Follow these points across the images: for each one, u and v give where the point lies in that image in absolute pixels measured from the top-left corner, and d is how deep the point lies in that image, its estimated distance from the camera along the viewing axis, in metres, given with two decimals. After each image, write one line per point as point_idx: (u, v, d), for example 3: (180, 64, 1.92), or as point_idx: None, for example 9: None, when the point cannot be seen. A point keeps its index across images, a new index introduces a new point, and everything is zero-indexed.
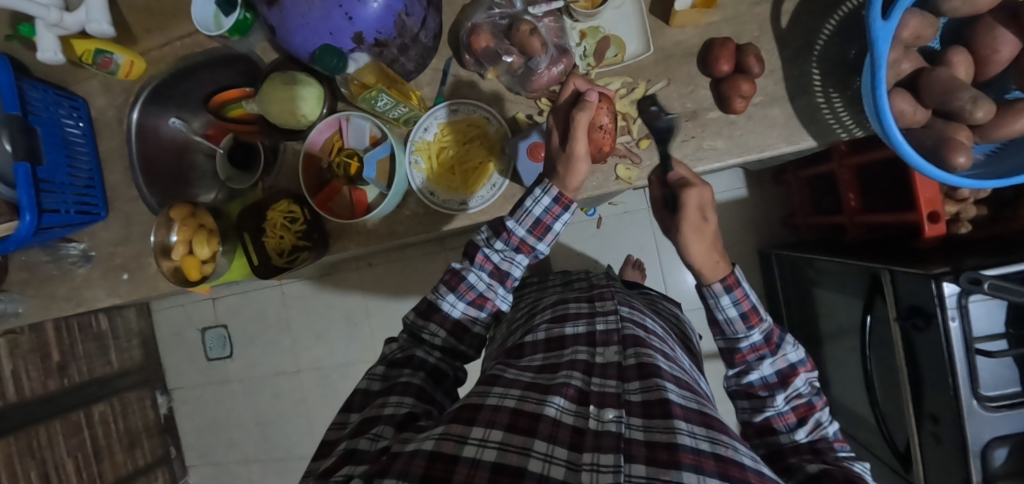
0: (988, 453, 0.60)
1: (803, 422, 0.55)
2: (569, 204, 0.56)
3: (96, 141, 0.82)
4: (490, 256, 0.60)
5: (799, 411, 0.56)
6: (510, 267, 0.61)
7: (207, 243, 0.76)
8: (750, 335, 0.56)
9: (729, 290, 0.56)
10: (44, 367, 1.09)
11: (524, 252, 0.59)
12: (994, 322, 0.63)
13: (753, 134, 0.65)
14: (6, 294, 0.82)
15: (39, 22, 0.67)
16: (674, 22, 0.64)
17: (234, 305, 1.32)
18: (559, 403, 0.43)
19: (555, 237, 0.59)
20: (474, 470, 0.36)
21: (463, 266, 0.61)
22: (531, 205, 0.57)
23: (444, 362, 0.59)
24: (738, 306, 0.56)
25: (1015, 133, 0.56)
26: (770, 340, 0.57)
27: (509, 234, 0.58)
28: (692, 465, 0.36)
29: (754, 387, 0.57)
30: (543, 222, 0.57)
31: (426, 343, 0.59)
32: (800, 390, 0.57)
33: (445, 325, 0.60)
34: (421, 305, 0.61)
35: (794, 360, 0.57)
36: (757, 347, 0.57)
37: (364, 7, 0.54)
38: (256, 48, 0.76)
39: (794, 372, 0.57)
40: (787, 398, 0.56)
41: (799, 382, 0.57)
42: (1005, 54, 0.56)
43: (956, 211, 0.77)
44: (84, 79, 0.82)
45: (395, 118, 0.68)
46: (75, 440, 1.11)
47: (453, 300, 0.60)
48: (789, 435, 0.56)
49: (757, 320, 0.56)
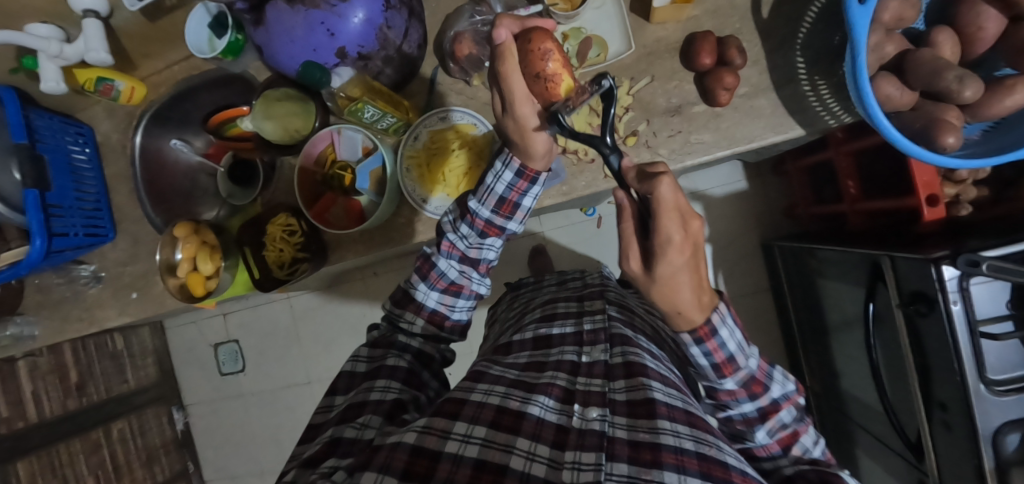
0: (999, 439, 0.59)
1: (787, 449, 0.55)
2: (536, 177, 0.54)
3: (102, 165, 0.85)
4: (456, 243, 0.58)
5: (782, 440, 0.55)
6: (481, 252, 0.60)
7: (211, 259, 0.78)
8: (724, 382, 0.51)
9: (699, 342, 0.47)
10: (63, 387, 1.13)
11: (493, 234, 0.58)
12: (997, 304, 0.62)
13: (739, 126, 0.65)
14: (23, 317, 0.85)
15: (41, 54, 0.70)
16: (654, 19, 0.65)
17: (245, 320, 1.35)
18: (543, 402, 0.44)
19: (525, 214, 0.57)
20: (456, 467, 0.37)
21: (434, 253, 0.60)
22: (492, 182, 0.55)
23: (428, 345, 0.60)
24: (709, 358, 0.48)
25: (1006, 110, 0.56)
26: (750, 384, 0.52)
27: (473, 217, 0.56)
28: (674, 465, 0.37)
29: (732, 421, 0.55)
30: (509, 200, 0.55)
31: (405, 330, 0.60)
32: (785, 421, 0.54)
33: (421, 314, 0.60)
34: (398, 295, 0.62)
35: (778, 395, 0.53)
36: (734, 391, 0.52)
37: (345, 22, 0.56)
38: (250, 67, 0.79)
39: (777, 407, 0.53)
40: (770, 431, 0.54)
41: (781, 414, 0.54)
42: (991, 30, 0.56)
43: (955, 193, 0.76)
44: (88, 106, 0.85)
45: (384, 128, 0.70)
46: (95, 457, 1.15)
47: (426, 290, 0.60)
48: (772, 460, 0.56)
49: (731, 370, 0.50)
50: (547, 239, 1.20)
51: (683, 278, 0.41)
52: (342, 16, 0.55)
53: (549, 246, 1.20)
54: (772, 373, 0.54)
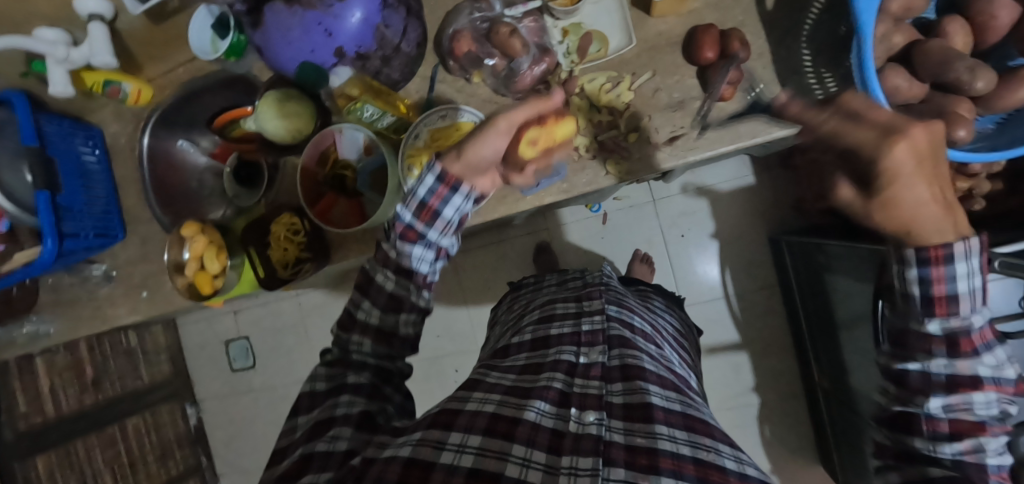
0: (1012, 439, 0.59)
1: (957, 438, 0.48)
2: (457, 182, 0.49)
3: (111, 166, 0.86)
4: (389, 251, 0.53)
5: (959, 428, 0.48)
6: (414, 264, 0.52)
7: (217, 259, 0.78)
8: (930, 323, 0.48)
9: (925, 264, 0.46)
10: (79, 384, 1.16)
11: (415, 242, 0.51)
12: (1011, 301, 0.61)
13: (743, 120, 0.64)
14: (39, 316, 0.87)
15: (49, 58, 0.71)
16: (655, 12, 0.64)
17: (255, 318, 1.37)
18: (539, 407, 0.44)
19: (451, 224, 0.51)
20: (450, 476, 0.38)
21: (370, 265, 0.54)
22: (416, 185, 0.50)
23: (385, 361, 0.55)
24: (925, 287, 0.47)
25: (1020, 101, 0.54)
26: (958, 338, 0.47)
27: (394, 221, 0.51)
28: (671, 470, 0.38)
29: (910, 377, 0.51)
30: (429, 206, 0.50)
31: (356, 352, 0.53)
32: (975, 404, 0.47)
33: (368, 335, 0.53)
34: (341, 317, 0.55)
35: (987, 372, 0.47)
36: (933, 340, 0.49)
37: (342, 22, 0.56)
38: (253, 68, 0.79)
39: (975, 384, 0.47)
40: (946, 407, 0.48)
41: (979, 396, 0.47)
42: (1004, 19, 0.54)
43: (969, 187, 0.74)
44: (97, 108, 0.86)
45: (384, 127, 0.70)
46: (111, 452, 1.19)
47: (368, 307, 0.53)
48: (931, 443, 0.49)
49: (944, 310, 0.47)
50: (553, 235, 1.19)
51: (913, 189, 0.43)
52: (339, 16, 0.55)
53: (554, 241, 1.19)
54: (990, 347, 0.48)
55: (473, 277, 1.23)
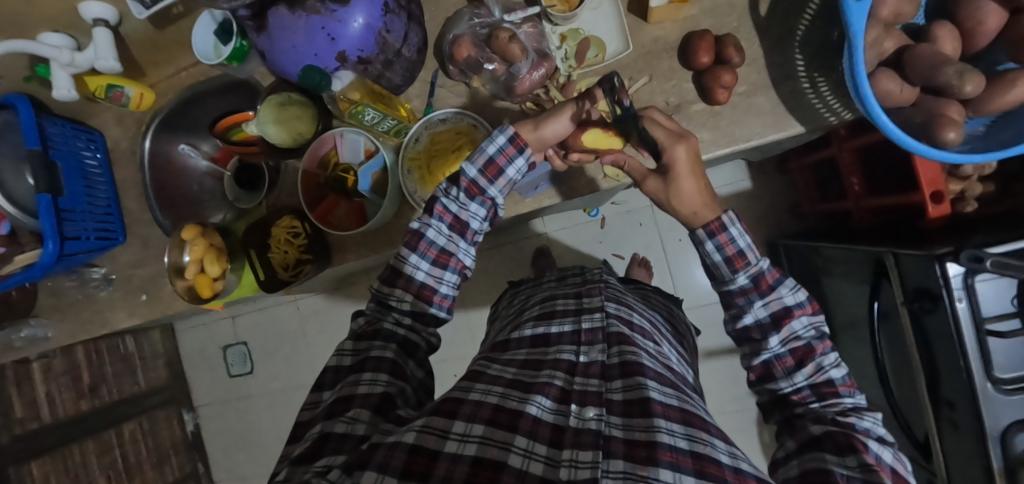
0: (1007, 439, 0.58)
1: (802, 365, 0.54)
2: (523, 146, 0.56)
3: (112, 170, 0.87)
4: (448, 206, 0.58)
5: (797, 355, 0.55)
6: (469, 218, 0.58)
7: (217, 262, 0.79)
8: (736, 278, 0.55)
9: (712, 236, 0.55)
10: (76, 388, 1.16)
11: (477, 197, 0.58)
12: (1004, 301, 0.61)
13: (738, 124, 0.65)
14: (38, 319, 0.87)
15: (53, 62, 0.71)
16: (651, 18, 0.65)
17: (253, 323, 1.37)
18: (540, 402, 0.44)
19: (509, 183, 0.58)
20: (454, 465, 0.38)
21: (422, 220, 0.59)
22: (485, 145, 0.57)
23: (414, 332, 0.59)
24: (722, 253, 0.55)
25: (1009, 104, 0.55)
26: (759, 282, 0.55)
27: (460, 176, 0.57)
28: (669, 462, 0.38)
29: (747, 329, 0.57)
30: (496, 163, 0.57)
31: (394, 310, 0.59)
32: (799, 333, 0.55)
33: (410, 289, 0.59)
34: (385, 272, 0.60)
35: (790, 302, 0.55)
36: (746, 289, 0.56)
37: (345, 27, 0.57)
38: (255, 72, 0.80)
39: (789, 314, 0.54)
40: (782, 340, 0.55)
41: (795, 324, 0.54)
42: (992, 24, 0.55)
43: (960, 190, 0.75)
44: (100, 112, 0.87)
45: (385, 131, 0.70)
46: (107, 458, 1.18)
47: (416, 260, 0.58)
48: (787, 378, 0.55)
49: (743, 265, 0.55)
50: (551, 240, 1.20)
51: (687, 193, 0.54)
52: (342, 20, 0.56)
53: (552, 245, 1.20)
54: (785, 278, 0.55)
55: (471, 281, 1.23)
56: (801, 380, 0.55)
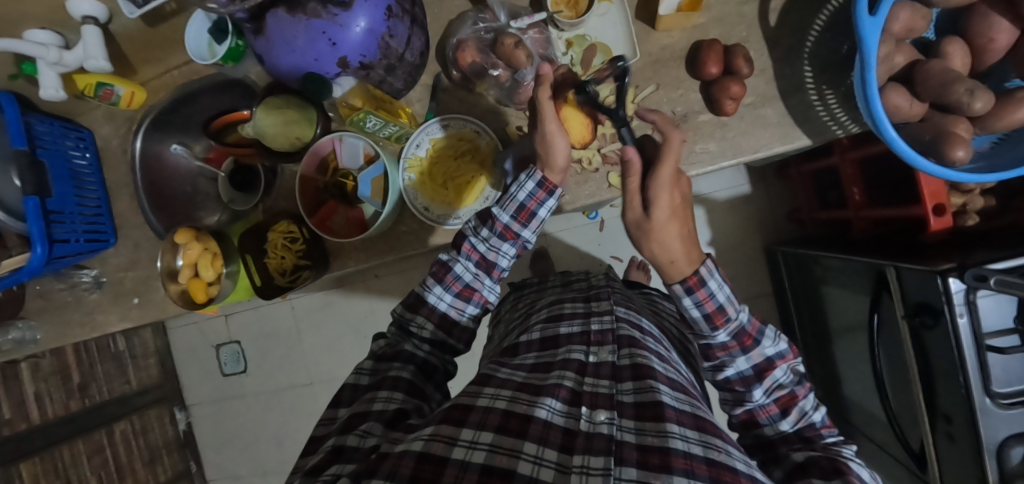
0: (1004, 452, 0.59)
1: (787, 412, 0.56)
2: (554, 189, 0.56)
3: (102, 170, 0.84)
4: (476, 246, 0.59)
5: (781, 402, 0.56)
6: (497, 258, 0.59)
7: (212, 266, 0.77)
8: (716, 335, 0.54)
9: (690, 293, 0.52)
10: (66, 389, 1.13)
11: (510, 239, 0.58)
12: (1004, 318, 0.61)
13: (746, 135, 0.64)
14: (25, 321, 0.85)
15: (40, 61, 0.69)
16: (660, 26, 0.64)
17: (245, 322, 1.35)
18: (550, 405, 0.44)
19: (540, 224, 0.58)
20: (463, 472, 0.37)
21: (450, 257, 0.60)
22: (515, 190, 0.57)
23: (434, 355, 0.60)
24: (701, 309, 0.53)
25: (1017, 123, 0.55)
26: (741, 337, 0.55)
27: (493, 220, 0.57)
28: (684, 470, 0.37)
29: (731, 381, 0.57)
30: (527, 208, 0.57)
31: (414, 336, 0.60)
32: (782, 381, 0.57)
33: (433, 317, 0.60)
34: (410, 298, 0.61)
35: (771, 353, 0.56)
36: (727, 345, 0.55)
37: (346, 31, 0.54)
38: (251, 72, 0.78)
39: (771, 365, 0.56)
40: (766, 391, 0.56)
41: (777, 373, 0.56)
42: (1003, 42, 0.55)
43: (962, 203, 0.75)
44: (88, 110, 0.84)
45: (386, 136, 0.69)
46: (98, 458, 1.16)
47: (440, 292, 0.60)
48: (774, 426, 0.57)
49: (722, 321, 0.53)
50: (549, 242, 1.20)
51: (675, 227, 0.51)
52: (344, 25, 0.54)
53: (550, 247, 1.19)
54: (763, 329, 0.56)
55: None
56: (788, 427, 0.57)
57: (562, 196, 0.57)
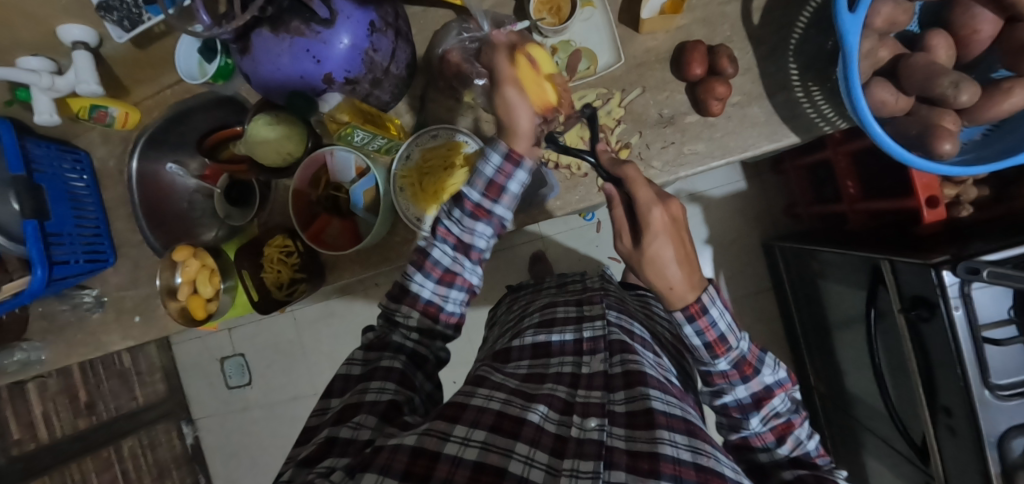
0: (1005, 443, 0.58)
1: (782, 439, 0.56)
2: (521, 160, 0.53)
3: (99, 190, 0.85)
4: (450, 228, 0.57)
5: (777, 430, 0.56)
6: (473, 239, 0.57)
7: (210, 282, 0.79)
8: (717, 362, 0.53)
9: (690, 320, 0.50)
10: (73, 407, 1.15)
11: (483, 218, 0.56)
12: (999, 308, 0.61)
13: (733, 135, 0.64)
14: (30, 343, 0.86)
15: (33, 87, 0.70)
16: (643, 29, 0.64)
17: (248, 335, 1.36)
18: (543, 411, 0.44)
19: (513, 199, 0.55)
20: (455, 468, 0.38)
21: (428, 241, 0.59)
22: (481, 166, 0.54)
23: (422, 345, 0.59)
24: (702, 337, 0.51)
25: (1004, 113, 0.55)
26: (742, 366, 0.54)
27: (463, 199, 0.55)
28: (672, 475, 0.38)
29: (728, 408, 0.57)
30: (496, 183, 0.54)
31: (401, 325, 0.58)
32: (779, 410, 0.56)
33: (417, 305, 0.58)
34: (393, 289, 0.60)
35: (770, 382, 0.56)
36: (727, 373, 0.54)
37: (329, 48, 0.55)
38: (240, 89, 0.80)
39: (770, 394, 0.55)
40: (764, 419, 0.56)
41: (775, 402, 0.56)
42: (986, 32, 0.54)
43: (956, 194, 0.75)
44: (84, 132, 0.85)
45: (376, 149, 0.70)
46: (107, 474, 1.18)
47: (421, 279, 0.58)
48: (770, 452, 0.57)
49: (723, 350, 0.52)
50: (546, 244, 1.20)
51: (668, 246, 0.47)
52: (326, 41, 0.54)
53: (548, 250, 1.20)
54: (763, 357, 0.56)
55: None
56: (782, 453, 0.57)
57: (532, 167, 0.54)
